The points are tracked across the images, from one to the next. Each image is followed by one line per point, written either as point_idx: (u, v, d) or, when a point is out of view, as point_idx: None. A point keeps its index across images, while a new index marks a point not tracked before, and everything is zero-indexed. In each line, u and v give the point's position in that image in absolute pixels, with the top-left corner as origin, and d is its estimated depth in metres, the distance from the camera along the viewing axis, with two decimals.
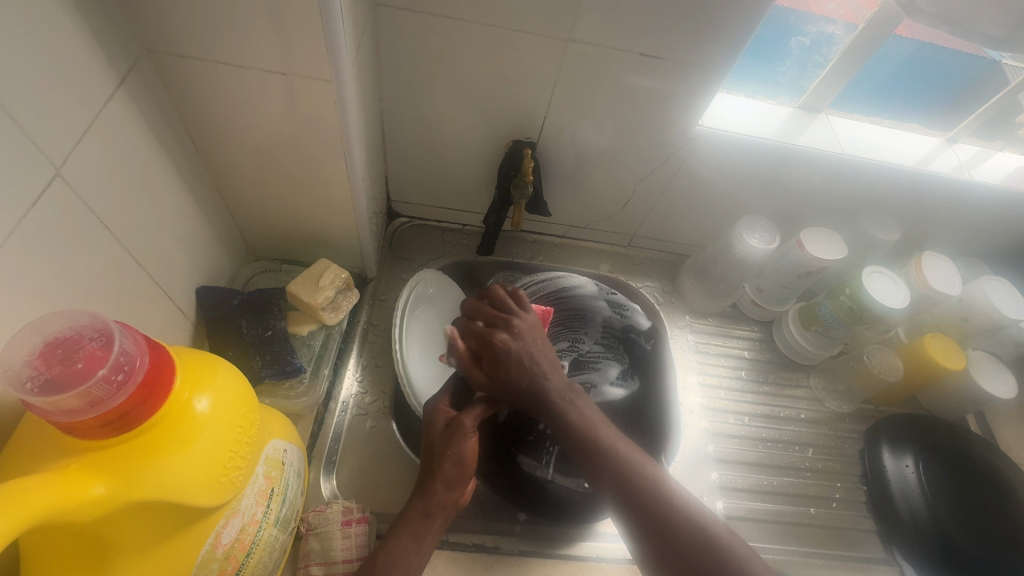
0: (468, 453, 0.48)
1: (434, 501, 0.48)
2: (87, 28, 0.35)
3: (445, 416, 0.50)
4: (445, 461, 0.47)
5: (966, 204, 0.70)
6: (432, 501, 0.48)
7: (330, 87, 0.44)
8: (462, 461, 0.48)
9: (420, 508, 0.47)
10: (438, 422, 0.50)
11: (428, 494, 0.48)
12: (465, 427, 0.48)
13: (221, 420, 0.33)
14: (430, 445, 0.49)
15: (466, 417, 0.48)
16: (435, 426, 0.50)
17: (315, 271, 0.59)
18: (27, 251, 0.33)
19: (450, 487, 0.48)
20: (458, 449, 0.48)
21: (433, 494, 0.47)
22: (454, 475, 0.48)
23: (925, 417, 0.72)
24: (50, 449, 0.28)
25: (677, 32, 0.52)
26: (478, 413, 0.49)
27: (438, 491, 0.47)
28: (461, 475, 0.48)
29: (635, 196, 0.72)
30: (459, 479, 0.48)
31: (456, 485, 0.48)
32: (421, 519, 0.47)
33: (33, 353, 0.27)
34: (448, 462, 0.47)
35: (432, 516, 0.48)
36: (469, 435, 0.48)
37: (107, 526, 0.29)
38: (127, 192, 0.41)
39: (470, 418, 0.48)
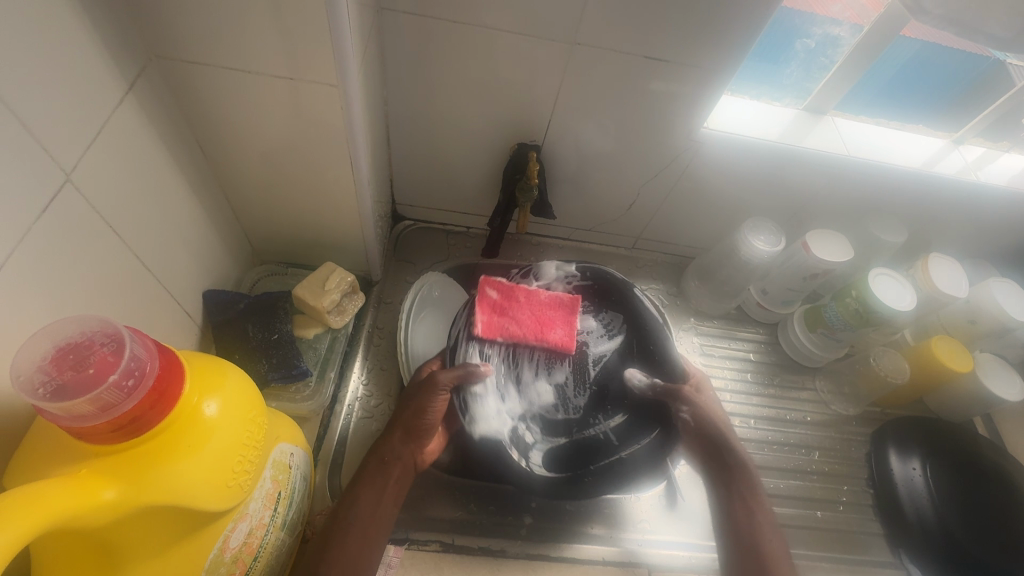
0: (436, 408, 0.51)
1: (388, 451, 0.51)
2: (96, 34, 0.35)
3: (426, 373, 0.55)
4: (405, 410, 0.52)
5: (973, 206, 0.70)
6: (386, 450, 0.51)
7: (336, 91, 0.44)
8: (423, 413, 0.51)
9: (376, 458, 0.50)
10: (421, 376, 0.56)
11: (382, 445, 0.51)
12: (439, 382, 0.52)
13: (230, 424, 0.33)
14: (405, 398, 0.54)
15: (442, 374, 0.52)
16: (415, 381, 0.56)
17: (321, 274, 0.60)
18: (38, 257, 0.33)
19: (408, 437, 0.51)
20: (424, 402, 0.51)
21: (388, 443, 0.51)
22: (415, 425, 0.51)
23: (933, 420, 0.71)
24: (62, 454, 0.29)
25: (682, 35, 0.52)
26: (455, 373, 0.52)
27: (395, 441, 0.51)
28: (424, 427, 0.51)
29: (641, 199, 0.72)
30: (419, 431, 0.51)
31: (415, 435, 0.51)
32: (376, 468, 0.49)
33: (46, 358, 0.27)
34: (409, 412, 0.52)
35: (388, 464, 0.50)
36: (440, 392, 0.51)
37: (117, 530, 0.29)
38: (135, 197, 0.41)
39: (445, 376, 0.52)
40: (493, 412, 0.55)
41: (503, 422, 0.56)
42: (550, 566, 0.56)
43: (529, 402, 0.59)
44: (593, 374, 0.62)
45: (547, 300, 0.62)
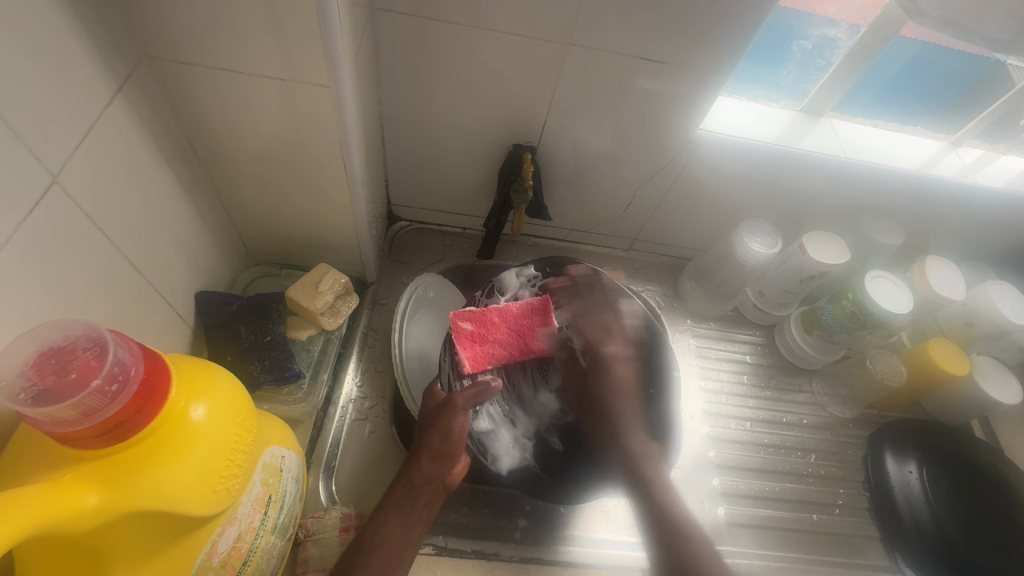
0: (459, 430, 0.51)
1: (417, 473, 0.50)
2: (85, 34, 0.35)
3: (439, 395, 0.54)
4: (432, 433, 0.51)
5: (970, 208, 0.70)
6: (415, 473, 0.50)
7: (329, 92, 0.44)
8: (450, 434, 0.51)
9: (405, 483, 0.50)
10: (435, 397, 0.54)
11: (410, 469, 0.50)
12: (457, 404, 0.51)
13: (217, 428, 0.33)
14: (423, 421, 0.53)
15: (460, 396, 0.51)
16: (433, 398, 0.54)
17: (315, 276, 0.59)
18: (25, 259, 0.33)
19: (437, 459, 0.51)
20: (445, 423, 0.51)
21: (417, 466, 0.50)
22: (442, 447, 0.51)
23: (929, 423, 0.71)
24: (46, 459, 0.28)
25: (677, 36, 0.52)
26: (469, 394, 0.52)
27: (422, 464, 0.50)
28: (449, 450, 0.51)
29: (637, 201, 0.72)
30: (447, 453, 0.51)
31: (445, 457, 0.51)
32: (406, 494, 0.50)
33: (28, 363, 0.27)
34: (436, 434, 0.51)
35: (417, 487, 0.50)
36: (459, 412, 0.51)
37: (102, 536, 0.29)
38: (125, 198, 0.41)
39: (462, 398, 0.52)
40: (506, 443, 0.57)
41: (522, 447, 0.58)
42: (544, 569, 0.56)
43: (537, 415, 0.60)
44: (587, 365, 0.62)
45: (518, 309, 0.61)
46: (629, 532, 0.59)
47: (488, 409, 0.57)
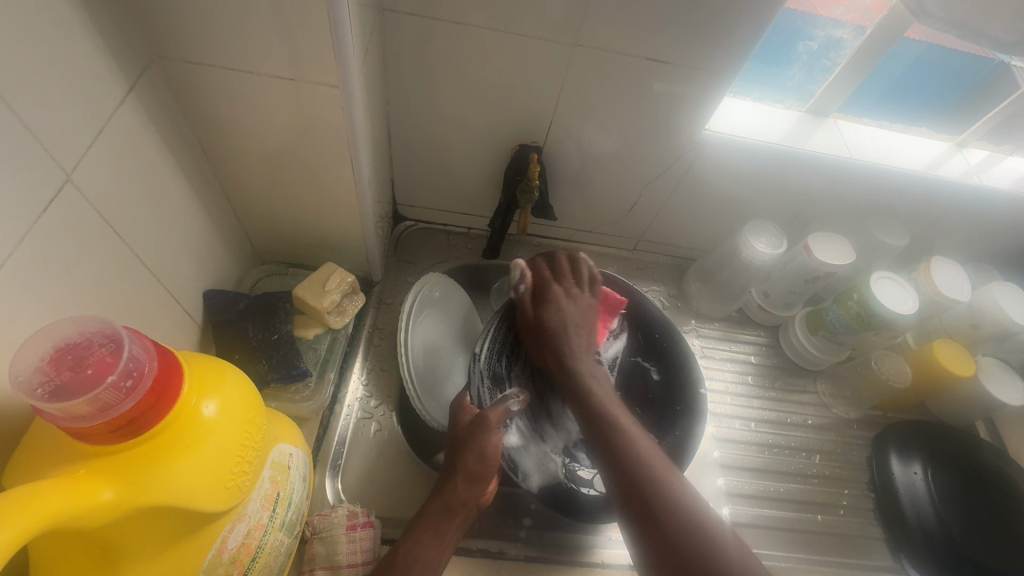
0: (493, 449, 0.50)
1: (453, 496, 0.50)
2: (98, 35, 0.35)
3: (470, 413, 0.53)
4: (468, 454, 0.50)
5: (975, 209, 0.70)
6: (452, 497, 0.50)
7: (337, 92, 0.44)
8: (485, 456, 0.50)
9: (441, 504, 0.50)
10: (465, 417, 0.53)
11: (447, 491, 0.50)
12: (490, 421, 0.50)
13: (229, 424, 0.33)
14: (456, 440, 0.51)
15: (493, 414, 0.50)
16: (462, 418, 0.53)
17: (322, 274, 0.60)
18: (39, 257, 0.33)
19: (472, 481, 0.51)
20: (482, 444, 0.50)
21: (452, 489, 0.50)
22: (476, 469, 0.50)
23: (935, 424, 0.70)
24: (61, 454, 0.29)
25: (683, 37, 0.52)
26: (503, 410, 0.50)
27: (458, 486, 0.50)
28: (483, 472, 0.51)
29: (642, 201, 0.72)
30: (481, 474, 0.51)
31: (477, 480, 0.51)
32: (442, 516, 0.50)
33: (44, 359, 0.27)
34: (472, 456, 0.50)
35: (453, 510, 0.50)
36: (494, 430, 0.50)
37: (116, 530, 0.29)
38: (136, 198, 0.41)
39: (496, 414, 0.50)
40: (535, 461, 0.57)
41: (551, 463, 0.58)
42: (548, 568, 0.56)
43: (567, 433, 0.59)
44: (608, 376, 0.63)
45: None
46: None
47: (516, 424, 0.57)
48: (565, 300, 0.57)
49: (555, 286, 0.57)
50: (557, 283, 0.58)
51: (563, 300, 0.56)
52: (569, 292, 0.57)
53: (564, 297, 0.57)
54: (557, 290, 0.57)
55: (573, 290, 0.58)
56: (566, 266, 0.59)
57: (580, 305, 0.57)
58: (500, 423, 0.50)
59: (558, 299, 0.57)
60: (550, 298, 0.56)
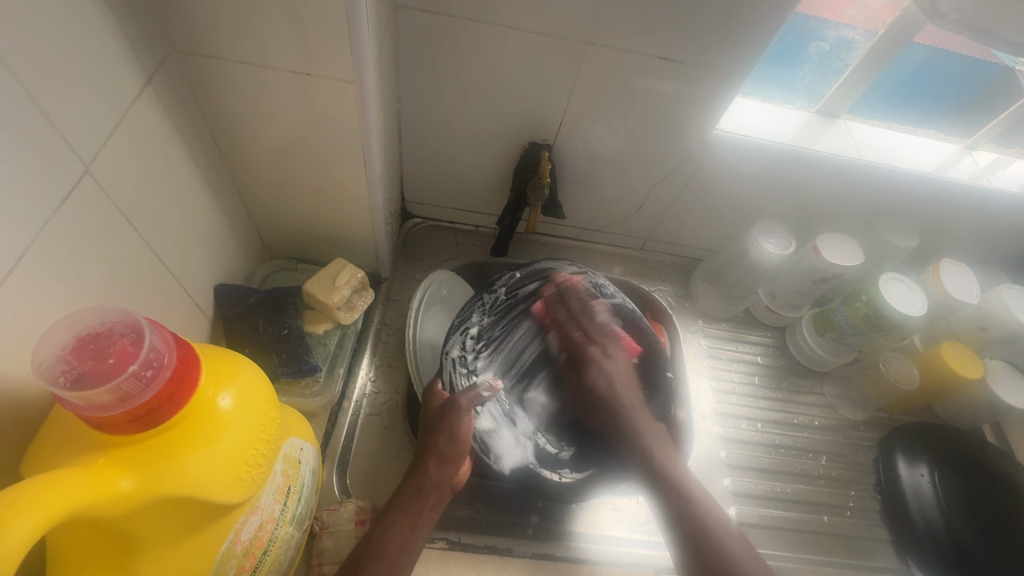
0: (465, 432, 0.51)
1: (425, 477, 0.50)
2: (117, 27, 0.35)
3: (441, 397, 0.53)
4: (439, 434, 0.50)
5: (985, 212, 0.70)
6: (424, 477, 0.49)
7: (352, 87, 0.44)
8: (456, 437, 0.50)
9: (412, 487, 0.49)
10: (435, 401, 0.53)
11: (419, 472, 0.50)
12: (461, 405, 0.52)
13: (244, 417, 0.33)
14: (428, 423, 0.52)
15: (464, 397, 0.52)
16: (433, 403, 0.53)
17: (331, 270, 0.60)
18: (56, 247, 0.33)
19: (443, 462, 0.50)
20: (452, 425, 0.51)
21: (424, 471, 0.50)
22: (446, 449, 0.50)
23: (942, 427, 0.71)
24: (79, 443, 0.29)
25: (696, 35, 0.52)
26: (474, 395, 0.52)
27: (430, 467, 0.50)
28: (456, 452, 0.50)
29: (650, 200, 0.72)
30: (451, 454, 0.50)
31: (448, 460, 0.50)
32: (413, 497, 0.49)
33: (65, 348, 0.28)
34: (442, 436, 0.50)
35: (425, 491, 0.49)
36: (465, 413, 0.51)
37: (131, 521, 0.29)
38: (151, 191, 0.42)
39: (466, 398, 0.52)
40: (508, 442, 0.55)
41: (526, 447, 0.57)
42: (555, 565, 0.56)
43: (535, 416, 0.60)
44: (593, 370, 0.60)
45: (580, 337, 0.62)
46: (635, 531, 0.60)
47: (489, 408, 0.55)
48: (603, 360, 0.60)
49: (590, 352, 0.61)
50: (592, 346, 0.61)
51: (603, 361, 0.60)
52: (605, 352, 0.61)
53: (603, 358, 0.60)
54: (594, 351, 0.61)
55: (608, 347, 0.61)
56: (587, 327, 0.62)
57: (619, 361, 0.60)
58: (470, 406, 0.52)
59: (597, 362, 0.60)
60: (588, 360, 0.61)
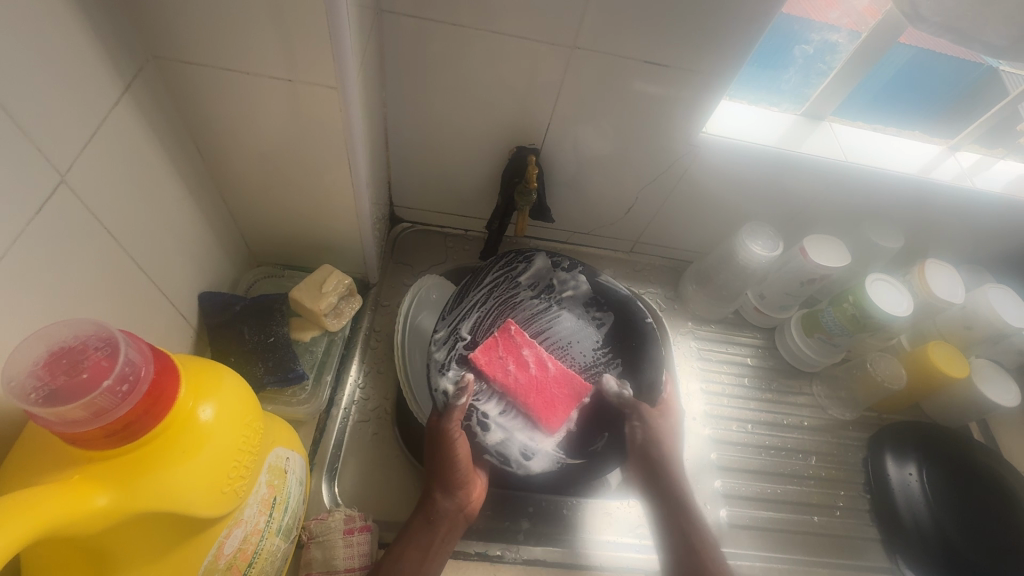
0: (463, 452, 0.52)
1: (435, 509, 0.51)
2: (92, 33, 0.34)
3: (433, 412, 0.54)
4: (442, 463, 0.51)
5: (969, 212, 0.71)
6: (433, 508, 0.51)
7: (335, 93, 0.44)
8: (456, 465, 0.51)
9: (422, 517, 0.51)
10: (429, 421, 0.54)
11: (428, 504, 0.51)
12: (454, 415, 0.52)
13: (226, 429, 0.33)
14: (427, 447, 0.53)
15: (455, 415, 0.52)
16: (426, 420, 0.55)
17: (318, 276, 0.59)
18: (32, 257, 0.32)
19: (449, 491, 0.51)
20: (449, 454, 0.51)
21: (433, 502, 0.51)
22: (448, 478, 0.51)
23: (927, 426, 0.71)
24: (56, 458, 0.28)
25: (680, 39, 0.52)
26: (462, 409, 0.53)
27: (438, 498, 0.51)
28: (460, 479, 0.52)
29: (639, 203, 0.72)
30: (457, 483, 0.52)
31: (456, 488, 0.52)
32: (423, 527, 0.50)
33: (38, 363, 0.27)
34: (445, 466, 0.51)
35: (435, 521, 0.51)
36: (457, 437, 0.51)
37: (109, 536, 0.29)
38: (131, 200, 0.41)
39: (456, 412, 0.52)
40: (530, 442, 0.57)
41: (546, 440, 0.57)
42: (547, 570, 0.56)
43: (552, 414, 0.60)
44: (586, 346, 0.65)
45: (557, 373, 0.59)
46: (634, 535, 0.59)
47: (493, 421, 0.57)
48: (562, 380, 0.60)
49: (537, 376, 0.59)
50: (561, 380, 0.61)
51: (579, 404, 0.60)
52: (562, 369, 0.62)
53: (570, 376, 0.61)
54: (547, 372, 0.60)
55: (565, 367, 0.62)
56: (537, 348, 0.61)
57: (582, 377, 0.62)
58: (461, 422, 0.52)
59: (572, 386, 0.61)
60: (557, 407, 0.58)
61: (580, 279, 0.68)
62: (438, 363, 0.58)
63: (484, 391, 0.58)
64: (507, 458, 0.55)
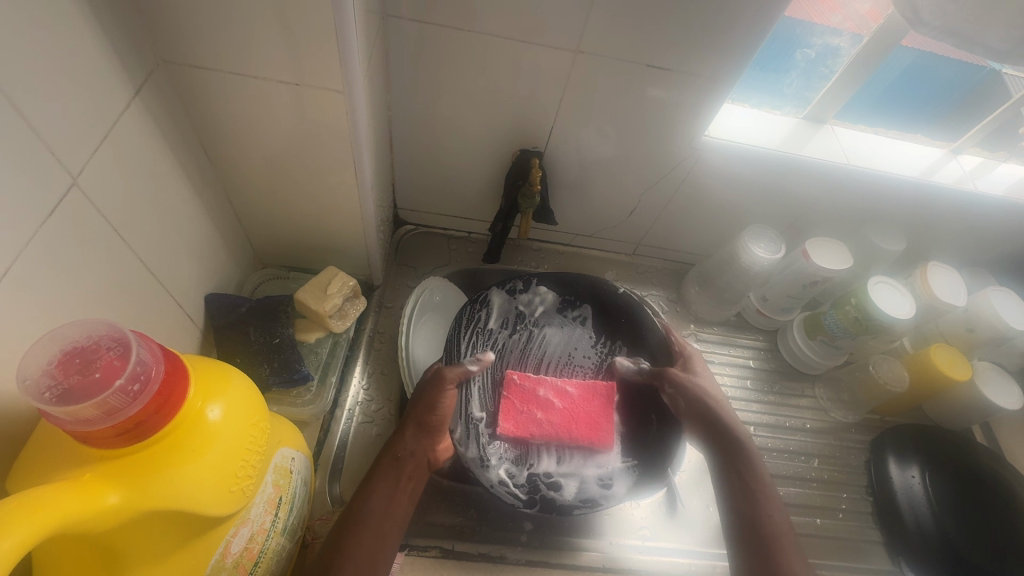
0: (445, 404, 0.53)
1: (401, 447, 0.51)
2: (103, 38, 0.35)
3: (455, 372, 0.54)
4: (418, 405, 0.53)
5: (972, 214, 0.71)
6: (399, 447, 0.51)
7: (342, 97, 0.44)
8: (436, 407, 0.52)
9: (389, 455, 0.51)
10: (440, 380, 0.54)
11: (395, 443, 0.51)
12: (447, 377, 0.53)
13: (233, 428, 0.33)
14: (414, 399, 0.54)
15: (449, 371, 0.54)
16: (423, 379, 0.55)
17: (323, 278, 0.60)
18: (43, 259, 0.33)
19: (420, 432, 0.52)
20: (434, 397, 0.52)
21: (400, 440, 0.51)
22: (424, 417, 0.52)
23: (929, 429, 0.71)
24: (67, 458, 0.29)
25: (683, 43, 0.53)
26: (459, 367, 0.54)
27: (406, 437, 0.51)
28: (435, 421, 0.52)
29: (642, 206, 0.72)
30: (428, 424, 0.52)
31: (427, 429, 0.52)
32: (390, 467, 0.50)
33: (51, 363, 0.28)
34: (422, 407, 0.52)
35: (401, 459, 0.50)
36: (449, 386, 0.53)
37: (119, 534, 0.29)
38: (140, 203, 0.42)
39: (454, 372, 0.54)
40: (603, 470, 0.58)
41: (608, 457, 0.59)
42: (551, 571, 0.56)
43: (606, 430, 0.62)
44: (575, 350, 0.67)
45: (580, 393, 0.61)
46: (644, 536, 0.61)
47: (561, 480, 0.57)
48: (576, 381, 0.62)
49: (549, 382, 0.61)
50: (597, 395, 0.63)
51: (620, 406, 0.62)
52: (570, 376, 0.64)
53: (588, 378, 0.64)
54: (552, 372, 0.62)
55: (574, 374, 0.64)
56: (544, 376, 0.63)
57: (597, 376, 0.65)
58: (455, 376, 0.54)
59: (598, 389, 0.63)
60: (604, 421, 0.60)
61: (541, 293, 0.69)
62: (470, 455, 0.57)
63: (533, 458, 0.58)
64: (593, 498, 0.56)
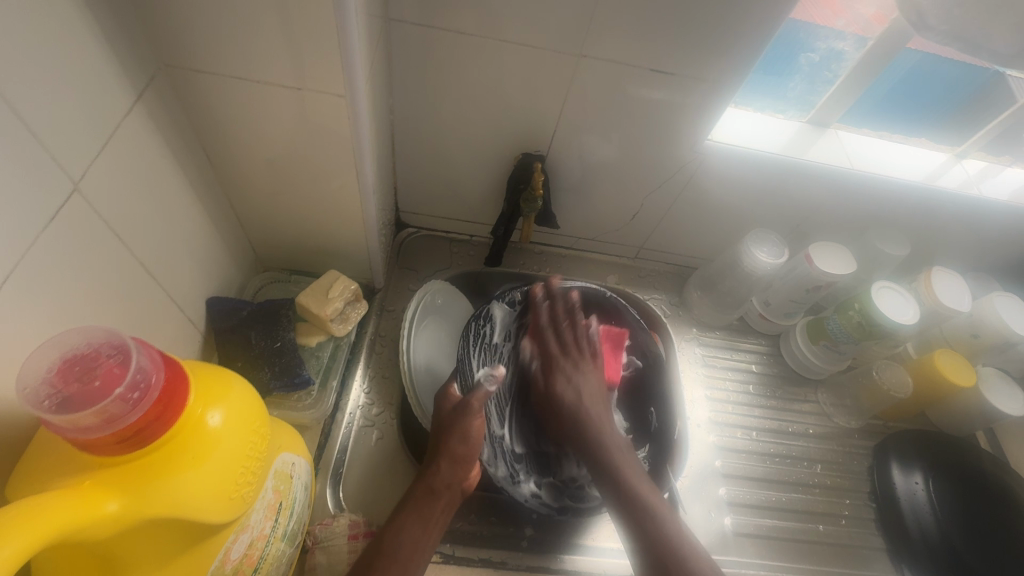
0: (477, 432, 0.51)
1: (437, 478, 0.50)
2: (105, 42, 0.35)
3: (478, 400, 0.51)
4: (451, 435, 0.51)
5: (977, 219, 0.70)
6: (435, 479, 0.50)
7: (343, 101, 0.44)
8: (469, 438, 0.51)
9: (424, 486, 0.50)
10: (448, 403, 0.53)
11: (430, 475, 0.50)
12: (472, 406, 0.51)
13: (234, 435, 0.33)
14: (440, 424, 0.52)
15: (473, 398, 0.51)
16: (445, 408, 0.53)
17: (325, 282, 0.59)
18: (45, 263, 0.33)
19: (454, 463, 0.51)
20: (466, 427, 0.51)
21: (435, 472, 0.50)
22: (459, 449, 0.51)
23: (933, 435, 0.70)
24: (66, 464, 0.28)
25: (686, 47, 0.52)
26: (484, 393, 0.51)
27: (441, 468, 0.51)
28: (468, 453, 0.51)
29: (644, 209, 0.72)
30: (463, 455, 0.51)
31: (462, 461, 0.51)
32: (425, 498, 0.50)
33: (50, 370, 0.27)
34: (454, 437, 0.51)
35: (437, 491, 0.50)
36: (476, 415, 0.51)
37: (118, 541, 0.29)
38: (142, 207, 0.41)
39: (478, 399, 0.51)
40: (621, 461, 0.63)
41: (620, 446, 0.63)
42: None
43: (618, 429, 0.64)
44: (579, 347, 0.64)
45: None
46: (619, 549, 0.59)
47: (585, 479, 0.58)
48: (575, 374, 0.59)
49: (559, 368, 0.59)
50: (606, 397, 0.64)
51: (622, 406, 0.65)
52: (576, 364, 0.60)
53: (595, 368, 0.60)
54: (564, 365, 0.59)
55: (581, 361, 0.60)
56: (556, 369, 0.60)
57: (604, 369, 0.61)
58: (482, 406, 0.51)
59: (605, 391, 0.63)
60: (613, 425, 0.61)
61: None
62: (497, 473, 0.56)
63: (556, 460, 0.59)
64: None
